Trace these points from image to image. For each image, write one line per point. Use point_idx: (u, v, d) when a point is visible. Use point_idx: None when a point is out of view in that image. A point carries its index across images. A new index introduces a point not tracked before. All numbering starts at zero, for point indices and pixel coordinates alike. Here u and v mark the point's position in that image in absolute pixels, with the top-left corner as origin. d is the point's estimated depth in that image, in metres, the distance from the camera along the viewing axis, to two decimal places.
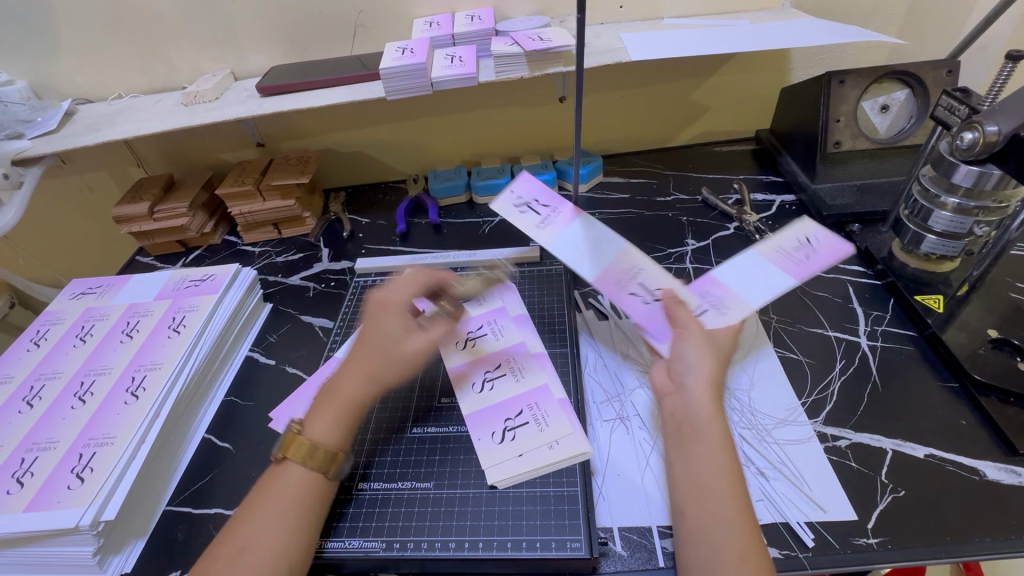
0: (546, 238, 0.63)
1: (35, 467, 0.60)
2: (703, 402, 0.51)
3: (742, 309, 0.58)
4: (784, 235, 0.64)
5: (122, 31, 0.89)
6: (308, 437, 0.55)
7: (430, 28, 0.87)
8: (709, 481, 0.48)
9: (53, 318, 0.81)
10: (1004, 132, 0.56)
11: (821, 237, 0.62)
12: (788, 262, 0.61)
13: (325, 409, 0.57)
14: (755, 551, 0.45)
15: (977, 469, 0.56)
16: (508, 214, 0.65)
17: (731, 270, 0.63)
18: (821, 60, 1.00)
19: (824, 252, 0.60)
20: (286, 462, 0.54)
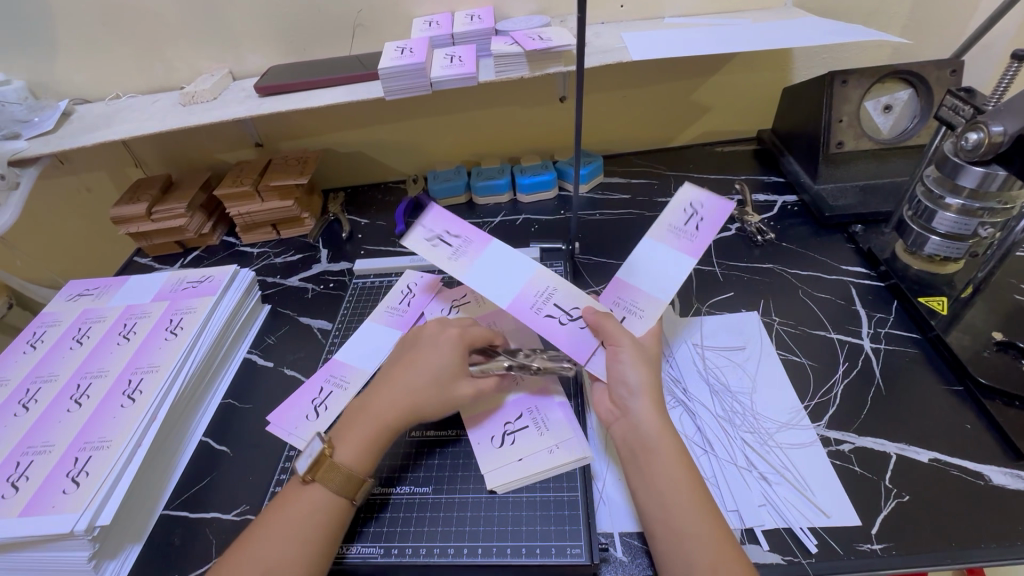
0: (461, 270, 0.61)
1: (30, 471, 0.60)
2: (650, 419, 0.53)
3: (656, 310, 0.62)
4: (671, 208, 0.64)
5: (120, 30, 0.89)
6: (338, 460, 0.53)
7: (429, 28, 0.87)
8: (672, 494, 0.49)
9: (50, 320, 0.80)
10: (1010, 133, 0.56)
11: (711, 204, 0.62)
12: (684, 243, 0.62)
13: (359, 429, 0.55)
14: (728, 559, 0.46)
15: (982, 473, 0.56)
16: (422, 248, 0.61)
17: (634, 268, 0.65)
18: (823, 60, 0.99)
19: (715, 217, 0.61)
20: (313, 484, 0.52)
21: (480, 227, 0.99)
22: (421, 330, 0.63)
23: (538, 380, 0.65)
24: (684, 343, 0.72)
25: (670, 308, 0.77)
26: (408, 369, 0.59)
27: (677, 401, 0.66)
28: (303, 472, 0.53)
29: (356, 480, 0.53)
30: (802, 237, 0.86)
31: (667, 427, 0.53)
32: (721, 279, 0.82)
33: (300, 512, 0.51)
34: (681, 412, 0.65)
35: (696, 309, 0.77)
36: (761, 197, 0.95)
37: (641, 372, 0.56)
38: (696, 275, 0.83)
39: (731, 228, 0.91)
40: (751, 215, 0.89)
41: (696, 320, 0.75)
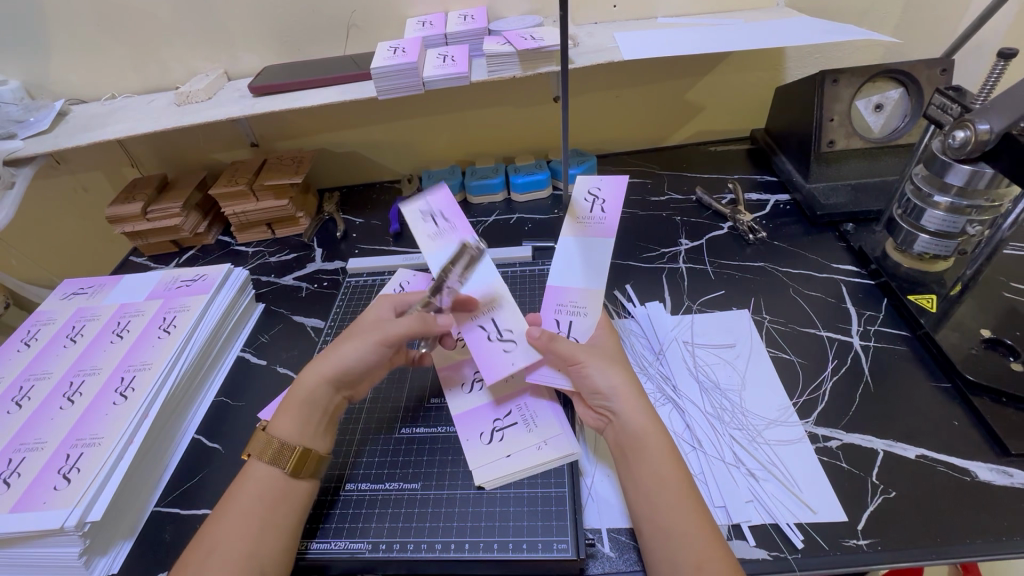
0: (428, 250, 0.59)
1: (22, 467, 0.60)
2: (635, 418, 0.54)
3: (597, 304, 0.62)
4: (574, 202, 0.65)
5: (116, 31, 0.89)
6: (270, 431, 0.55)
7: (423, 28, 0.87)
8: (657, 493, 0.50)
9: (44, 318, 0.80)
10: (996, 131, 0.56)
11: (607, 184, 0.64)
12: (598, 229, 0.64)
13: (291, 402, 0.57)
14: (715, 556, 0.46)
15: (968, 470, 0.56)
16: (411, 215, 0.60)
17: (563, 268, 0.65)
18: (815, 60, 0.99)
19: (613, 194, 0.64)
20: (253, 461, 0.54)
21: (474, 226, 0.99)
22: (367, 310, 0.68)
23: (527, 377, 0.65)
24: (673, 340, 0.73)
25: (662, 306, 0.78)
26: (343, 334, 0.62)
27: (666, 398, 0.66)
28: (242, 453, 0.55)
29: (289, 449, 0.54)
30: (794, 236, 0.87)
31: (652, 425, 0.53)
32: (713, 277, 0.82)
33: (246, 493, 0.52)
34: (670, 409, 0.65)
35: (687, 307, 0.78)
36: (754, 196, 0.96)
37: (617, 375, 0.56)
38: (687, 273, 0.83)
39: (723, 226, 0.91)
40: (743, 214, 0.90)
41: (686, 318, 0.76)
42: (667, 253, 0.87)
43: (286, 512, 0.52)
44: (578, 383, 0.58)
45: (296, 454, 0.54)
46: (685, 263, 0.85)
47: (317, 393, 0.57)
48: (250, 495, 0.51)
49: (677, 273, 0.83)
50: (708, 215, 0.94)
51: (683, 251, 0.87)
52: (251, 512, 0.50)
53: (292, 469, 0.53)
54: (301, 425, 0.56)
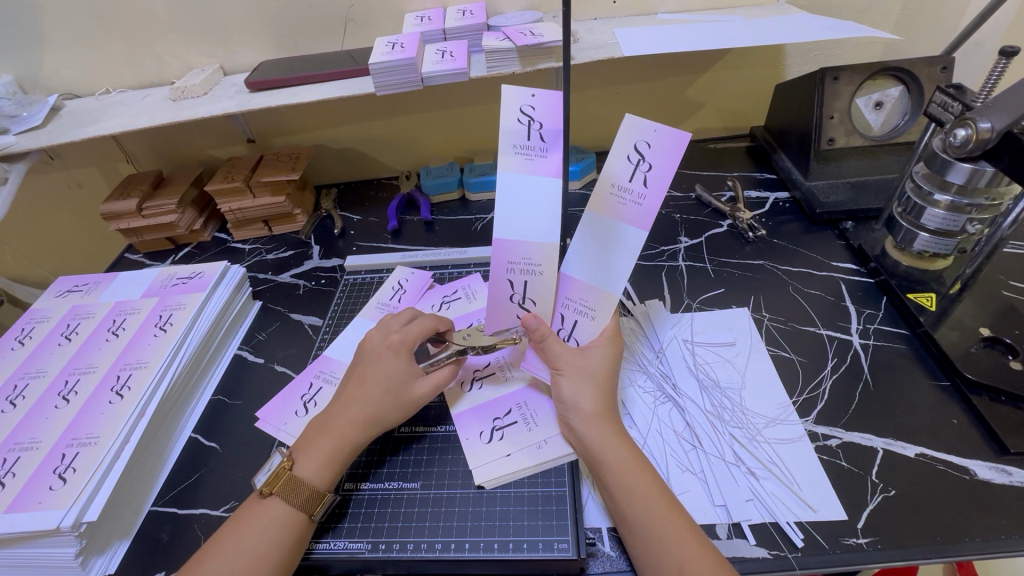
0: (507, 167, 0.51)
1: (17, 467, 0.59)
2: (590, 432, 0.54)
3: (607, 309, 0.58)
4: (612, 161, 0.51)
5: (109, 25, 0.88)
6: (298, 474, 0.53)
7: (421, 23, 0.86)
8: (630, 502, 0.50)
9: (39, 316, 0.80)
10: (997, 129, 0.56)
11: (660, 142, 0.48)
12: (632, 210, 0.52)
13: (321, 444, 0.55)
14: (698, 558, 0.46)
15: (968, 468, 0.56)
16: (506, 119, 0.49)
17: (584, 248, 0.57)
18: (815, 58, 0.99)
19: (664, 159, 0.49)
20: (271, 498, 0.52)
21: (473, 223, 0.99)
22: (364, 343, 0.63)
23: (525, 375, 0.66)
24: (673, 340, 0.72)
25: (662, 305, 0.77)
26: (361, 381, 0.59)
27: (666, 397, 0.66)
28: (260, 485, 0.53)
29: (312, 490, 0.53)
30: (794, 234, 0.86)
31: (612, 441, 0.53)
32: (712, 275, 0.82)
33: (258, 528, 0.50)
34: (670, 408, 0.65)
35: (687, 305, 0.78)
36: (753, 194, 0.96)
37: (583, 393, 0.56)
38: (686, 272, 0.83)
39: (722, 224, 0.91)
40: (743, 212, 0.89)
41: (687, 315, 0.76)
42: (667, 252, 0.87)
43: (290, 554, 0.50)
44: (556, 402, 0.59)
45: (319, 497, 0.53)
46: (686, 261, 0.85)
47: (349, 440, 0.56)
48: (256, 533, 0.50)
49: (676, 271, 0.83)
50: (709, 212, 0.93)
51: (683, 249, 0.87)
52: (254, 555, 0.48)
53: (312, 512, 0.52)
54: (326, 470, 0.54)
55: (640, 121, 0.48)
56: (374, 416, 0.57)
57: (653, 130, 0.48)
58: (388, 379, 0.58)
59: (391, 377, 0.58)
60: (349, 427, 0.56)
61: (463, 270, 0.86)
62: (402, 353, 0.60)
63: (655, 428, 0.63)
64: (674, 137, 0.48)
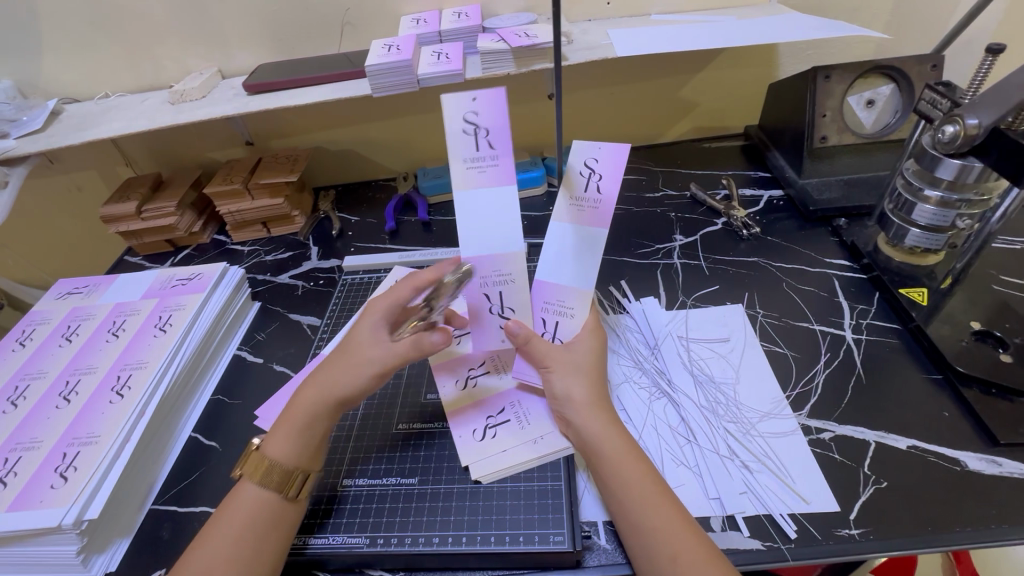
0: (462, 182, 0.52)
1: (18, 466, 0.60)
2: (587, 424, 0.55)
3: (585, 307, 0.60)
4: (566, 177, 0.55)
5: (109, 29, 0.89)
6: (265, 454, 0.53)
7: (417, 25, 0.87)
8: (625, 492, 0.50)
9: (39, 318, 0.80)
10: (984, 125, 0.57)
11: (606, 155, 0.53)
12: (589, 217, 0.56)
13: (287, 423, 0.55)
14: (689, 549, 0.46)
15: (959, 460, 0.56)
16: (451, 132, 0.49)
17: (552, 256, 0.60)
18: (808, 56, 1.00)
19: (612, 172, 0.53)
20: (245, 479, 0.53)
21: None
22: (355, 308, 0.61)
23: None
24: (668, 336, 0.73)
25: (657, 302, 0.78)
26: (340, 352, 0.57)
27: (661, 393, 0.67)
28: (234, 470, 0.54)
29: (281, 472, 0.52)
30: (788, 231, 0.87)
31: (607, 432, 0.54)
32: (707, 272, 0.82)
33: (239, 511, 0.51)
34: (665, 403, 0.66)
35: (682, 302, 0.78)
36: (747, 192, 0.96)
37: (575, 385, 0.57)
38: (681, 269, 0.84)
39: (717, 222, 0.92)
40: (737, 210, 0.90)
41: (681, 313, 0.76)
42: (662, 250, 0.87)
43: (275, 538, 0.50)
44: (549, 395, 0.59)
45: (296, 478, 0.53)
46: (680, 259, 0.85)
47: (313, 415, 0.55)
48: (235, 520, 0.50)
49: (671, 269, 0.84)
50: (703, 211, 0.94)
51: (678, 247, 0.88)
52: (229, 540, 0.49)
53: (290, 492, 0.52)
54: (299, 450, 0.54)
55: (586, 142, 0.53)
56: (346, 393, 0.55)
57: (598, 147, 0.52)
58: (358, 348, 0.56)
59: (360, 343, 0.56)
60: (323, 403, 0.55)
61: None
62: (379, 318, 0.57)
63: (653, 422, 0.64)
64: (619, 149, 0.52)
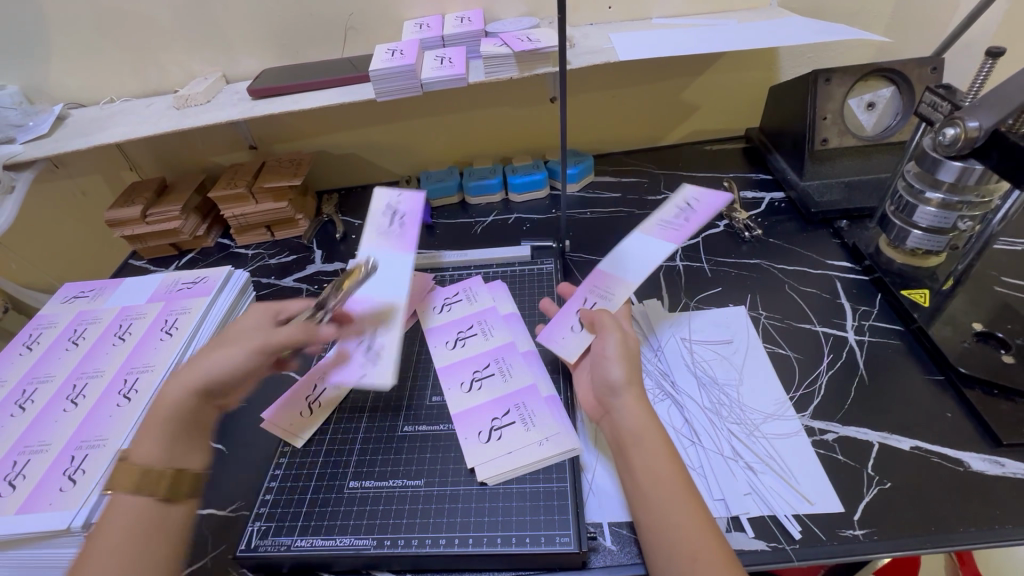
0: (370, 241, 0.69)
1: (27, 469, 0.60)
2: (631, 411, 0.54)
3: (623, 295, 0.66)
4: (667, 206, 0.71)
5: (114, 35, 0.90)
6: (132, 460, 0.50)
7: (420, 30, 0.88)
8: (654, 484, 0.50)
9: (46, 322, 0.81)
10: (985, 128, 0.58)
11: (707, 198, 0.68)
12: (669, 232, 0.68)
13: (150, 423, 0.53)
14: (708, 546, 0.45)
15: (962, 460, 0.57)
16: (374, 208, 0.72)
17: (619, 253, 0.71)
18: (808, 59, 1.01)
19: (704, 209, 0.67)
20: (116, 494, 0.49)
21: (472, 227, 1.00)
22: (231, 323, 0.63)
23: (525, 376, 0.66)
24: (672, 338, 0.74)
25: (661, 304, 0.79)
26: (210, 343, 0.59)
27: (666, 394, 0.67)
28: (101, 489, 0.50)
29: (155, 475, 0.50)
30: (789, 233, 0.88)
31: (649, 421, 0.53)
32: (710, 274, 0.83)
33: (118, 525, 0.47)
34: (669, 405, 0.66)
35: (685, 304, 0.79)
36: (749, 194, 0.97)
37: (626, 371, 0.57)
38: (684, 271, 0.84)
39: (719, 224, 0.92)
40: (739, 213, 0.91)
41: (685, 315, 0.77)
42: (665, 252, 0.88)
43: (157, 548, 0.47)
44: (596, 377, 0.59)
45: (168, 477, 0.50)
46: (683, 261, 0.86)
47: (178, 407, 0.53)
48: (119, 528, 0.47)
49: (673, 271, 0.84)
50: None
51: (680, 249, 0.88)
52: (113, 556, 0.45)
53: (168, 493, 0.50)
54: (163, 445, 0.52)
55: (694, 187, 0.70)
56: (214, 376, 0.55)
57: (702, 192, 0.69)
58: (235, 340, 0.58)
59: (237, 332, 0.60)
60: (189, 393, 0.54)
61: (464, 272, 0.87)
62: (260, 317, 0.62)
63: (678, 422, 0.64)
64: (715, 198, 0.68)
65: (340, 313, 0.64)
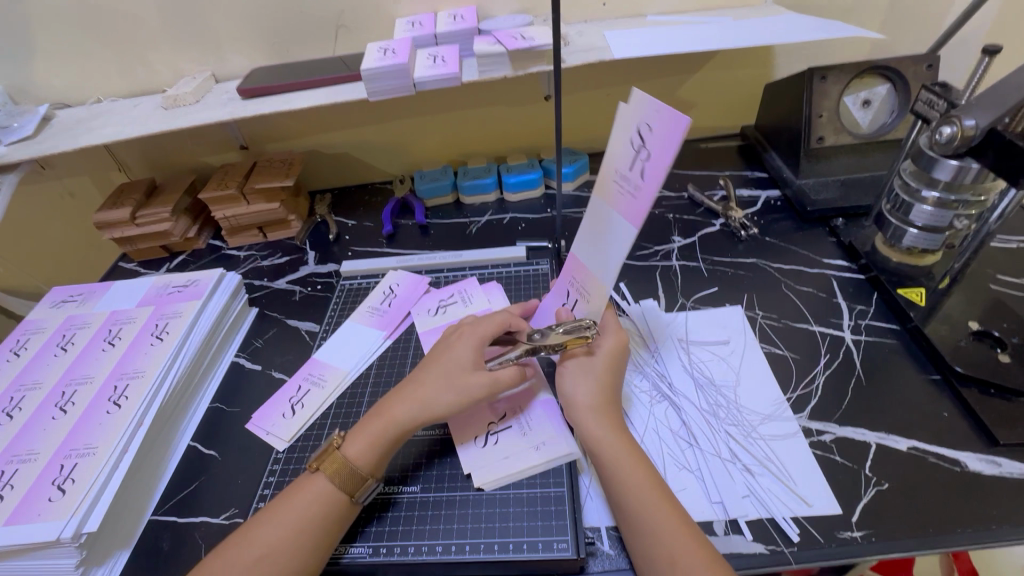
0: (356, 317, 0.80)
1: (15, 479, 0.59)
2: (588, 425, 0.55)
3: (598, 296, 0.60)
4: (621, 144, 0.52)
5: (100, 34, 0.88)
6: (344, 453, 0.55)
7: (412, 28, 0.87)
8: (625, 494, 0.50)
9: (34, 327, 0.79)
10: (981, 127, 0.57)
11: (659, 124, 0.47)
12: (626, 199, 0.53)
13: (370, 427, 0.57)
14: (689, 552, 0.46)
15: (958, 460, 0.57)
16: (377, 291, 0.84)
17: (588, 229, 0.60)
18: (803, 57, 1.00)
19: (660, 146, 0.48)
20: (318, 474, 0.54)
21: (467, 227, 0.99)
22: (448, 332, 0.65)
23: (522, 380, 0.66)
24: (668, 339, 0.73)
25: (656, 304, 0.78)
26: (426, 370, 0.60)
27: (662, 396, 0.66)
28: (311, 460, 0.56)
29: (355, 476, 0.54)
30: (785, 232, 0.87)
31: (608, 433, 0.54)
32: (706, 274, 0.83)
33: (306, 500, 0.52)
34: (666, 407, 0.65)
35: (681, 304, 0.78)
36: (745, 193, 0.97)
37: (582, 386, 0.58)
38: (680, 271, 0.84)
39: (715, 223, 0.92)
40: (735, 211, 0.90)
41: (681, 315, 0.76)
42: (661, 251, 0.87)
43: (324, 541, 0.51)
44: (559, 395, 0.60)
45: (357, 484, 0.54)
46: (679, 260, 0.85)
47: (396, 424, 0.57)
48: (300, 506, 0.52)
49: (670, 271, 0.84)
50: (701, 212, 0.94)
51: (676, 248, 0.88)
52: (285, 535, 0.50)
53: (352, 494, 0.53)
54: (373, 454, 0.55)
55: (644, 102, 0.48)
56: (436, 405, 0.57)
57: (654, 113, 0.47)
58: (447, 365, 0.59)
59: (453, 361, 0.59)
60: (411, 416, 0.57)
61: (459, 274, 0.86)
62: (469, 341, 0.61)
63: (671, 427, 0.63)
64: (671, 126, 0.46)
65: (301, 371, 0.73)
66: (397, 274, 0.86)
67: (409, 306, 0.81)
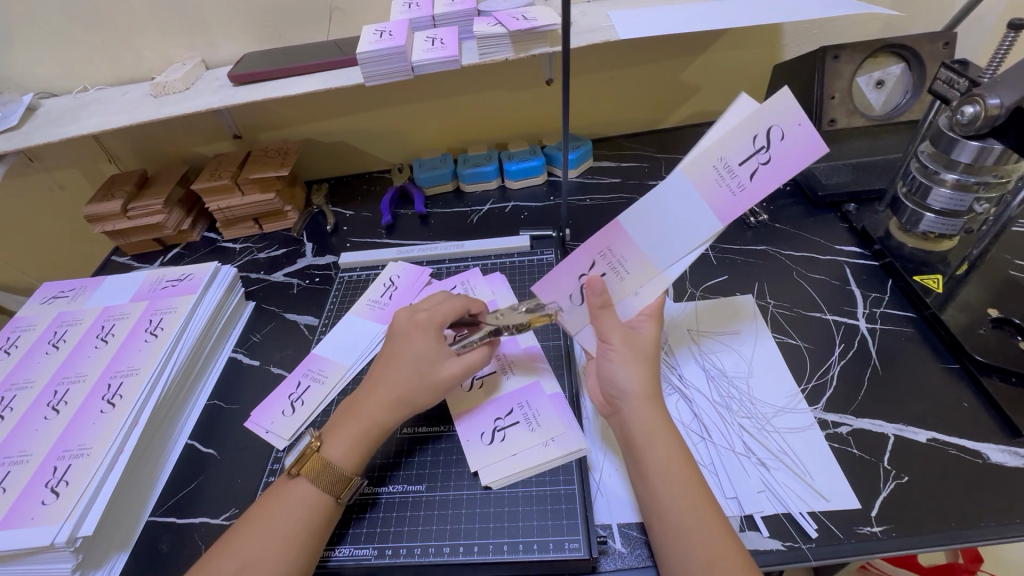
0: (356, 310, 0.77)
1: (7, 481, 0.58)
2: (641, 413, 0.51)
3: (642, 278, 0.56)
4: (739, 131, 0.48)
5: (85, 19, 0.85)
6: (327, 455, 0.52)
7: (409, 9, 0.83)
8: (665, 490, 0.48)
9: (23, 325, 0.77)
10: (1006, 105, 0.54)
11: (793, 138, 0.46)
12: (721, 190, 0.50)
13: (348, 426, 0.55)
14: (727, 553, 0.44)
15: (980, 452, 0.55)
16: (376, 283, 0.81)
17: (653, 204, 0.53)
18: (813, 36, 0.97)
19: (788, 158, 0.47)
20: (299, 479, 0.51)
21: (468, 216, 0.97)
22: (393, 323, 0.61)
23: (529, 375, 0.64)
24: (677, 330, 0.71)
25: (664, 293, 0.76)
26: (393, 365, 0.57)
27: (673, 388, 0.65)
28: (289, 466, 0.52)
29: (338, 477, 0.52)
30: (796, 218, 0.85)
31: (661, 425, 0.51)
32: (715, 262, 0.80)
33: (287, 503, 0.50)
34: (678, 399, 0.63)
35: (691, 294, 0.76)
36: None
37: (635, 371, 0.53)
38: None
39: None
40: None
41: (691, 305, 0.74)
42: None
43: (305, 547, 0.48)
44: (604, 378, 0.55)
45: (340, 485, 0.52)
46: None
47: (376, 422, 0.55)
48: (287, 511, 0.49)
49: None
50: None
51: None
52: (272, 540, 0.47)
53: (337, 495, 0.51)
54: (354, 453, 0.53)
55: (790, 109, 0.46)
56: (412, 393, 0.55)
57: (796, 124, 0.46)
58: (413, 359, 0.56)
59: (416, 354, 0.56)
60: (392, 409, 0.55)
61: (461, 264, 0.84)
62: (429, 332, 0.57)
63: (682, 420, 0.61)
64: (805, 150, 0.46)
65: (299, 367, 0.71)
66: (395, 266, 0.83)
67: (411, 296, 0.78)
